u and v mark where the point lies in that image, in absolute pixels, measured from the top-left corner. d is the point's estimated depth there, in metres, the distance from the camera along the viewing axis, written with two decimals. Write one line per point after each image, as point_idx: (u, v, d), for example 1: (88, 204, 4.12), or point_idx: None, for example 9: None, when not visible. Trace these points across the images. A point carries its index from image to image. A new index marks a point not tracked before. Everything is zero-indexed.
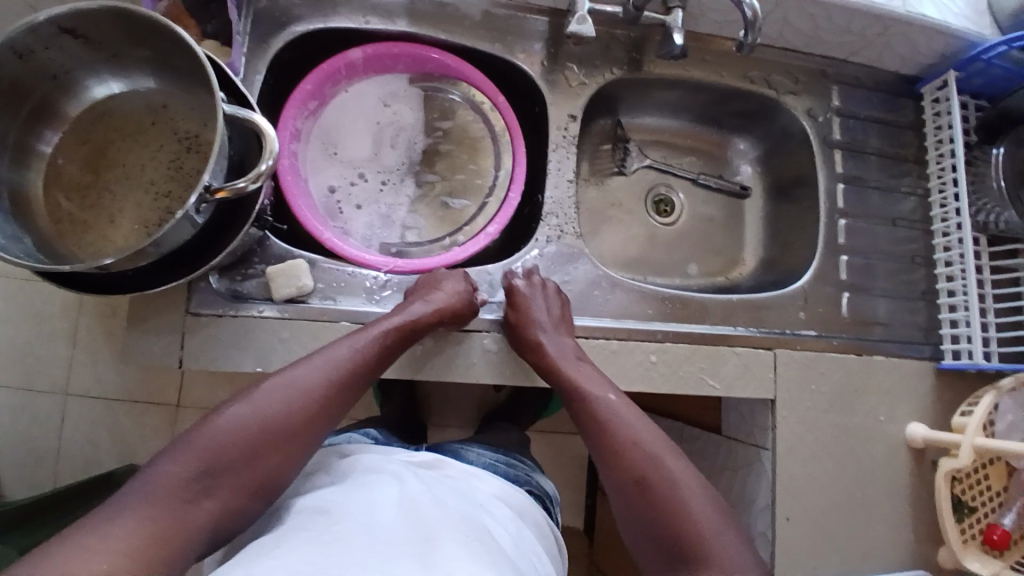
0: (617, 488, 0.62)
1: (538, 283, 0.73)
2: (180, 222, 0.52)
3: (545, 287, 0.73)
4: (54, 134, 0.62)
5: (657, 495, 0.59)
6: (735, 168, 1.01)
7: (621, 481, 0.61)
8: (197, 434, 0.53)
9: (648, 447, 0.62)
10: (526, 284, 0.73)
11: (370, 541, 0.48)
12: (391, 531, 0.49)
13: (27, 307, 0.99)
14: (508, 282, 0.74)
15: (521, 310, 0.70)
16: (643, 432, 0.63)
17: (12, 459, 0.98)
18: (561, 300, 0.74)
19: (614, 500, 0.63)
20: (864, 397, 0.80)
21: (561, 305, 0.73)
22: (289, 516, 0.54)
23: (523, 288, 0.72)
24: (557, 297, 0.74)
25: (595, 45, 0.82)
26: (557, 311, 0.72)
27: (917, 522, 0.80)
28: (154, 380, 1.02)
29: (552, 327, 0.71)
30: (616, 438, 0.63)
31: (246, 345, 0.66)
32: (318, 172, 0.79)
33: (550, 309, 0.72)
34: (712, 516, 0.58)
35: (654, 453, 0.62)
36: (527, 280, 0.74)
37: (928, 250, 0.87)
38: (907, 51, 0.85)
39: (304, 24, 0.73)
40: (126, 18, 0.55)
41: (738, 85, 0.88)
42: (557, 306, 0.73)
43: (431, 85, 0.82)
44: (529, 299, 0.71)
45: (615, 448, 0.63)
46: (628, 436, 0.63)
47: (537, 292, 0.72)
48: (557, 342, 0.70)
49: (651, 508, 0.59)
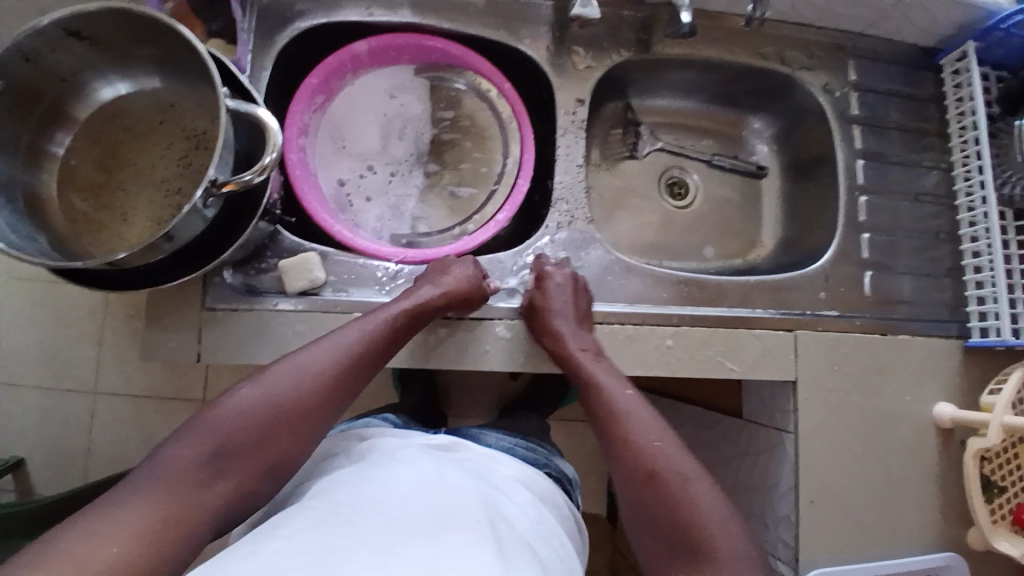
0: (626, 479, 0.61)
1: (570, 276, 0.73)
2: (189, 216, 0.52)
3: (575, 280, 0.73)
4: (66, 136, 0.63)
5: (665, 488, 0.58)
6: (750, 148, 0.99)
7: (630, 467, 0.61)
8: (210, 416, 0.53)
9: (661, 447, 0.61)
10: (557, 271, 0.73)
11: (384, 522, 0.48)
12: (406, 510, 0.50)
13: (54, 310, 1.01)
14: (539, 267, 0.74)
15: (547, 294, 0.71)
16: (658, 432, 0.63)
17: (46, 458, 1.01)
18: (587, 298, 0.74)
19: (620, 489, 0.63)
20: (890, 378, 0.78)
21: (584, 301, 0.73)
22: (308, 497, 0.54)
23: (553, 275, 0.73)
24: (584, 295, 0.73)
25: (601, 27, 0.81)
26: (581, 308, 0.72)
27: (947, 503, 0.78)
28: (179, 377, 1.04)
29: (575, 319, 0.71)
30: (625, 427, 0.63)
31: (262, 338, 0.67)
32: (327, 166, 0.79)
33: (576, 303, 0.71)
34: (718, 518, 0.57)
35: (666, 448, 0.61)
36: (560, 270, 0.74)
37: (953, 226, 0.84)
38: (926, 21, 0.82)
39: (307, 19, 0.73)
40: (130, 18, 0.55)
41: (750, 62, 0.86)
42: (582, 303, 0.72)
43: (437, 75, 0.81)
44: (555, 286, 0.71)
45: (621, 433, 0.63)
46: (643, 433, 0.62)
47: (566, 283, 0.72)
48: (578, 334, 0.70)
49: (661, 501, 0.58)
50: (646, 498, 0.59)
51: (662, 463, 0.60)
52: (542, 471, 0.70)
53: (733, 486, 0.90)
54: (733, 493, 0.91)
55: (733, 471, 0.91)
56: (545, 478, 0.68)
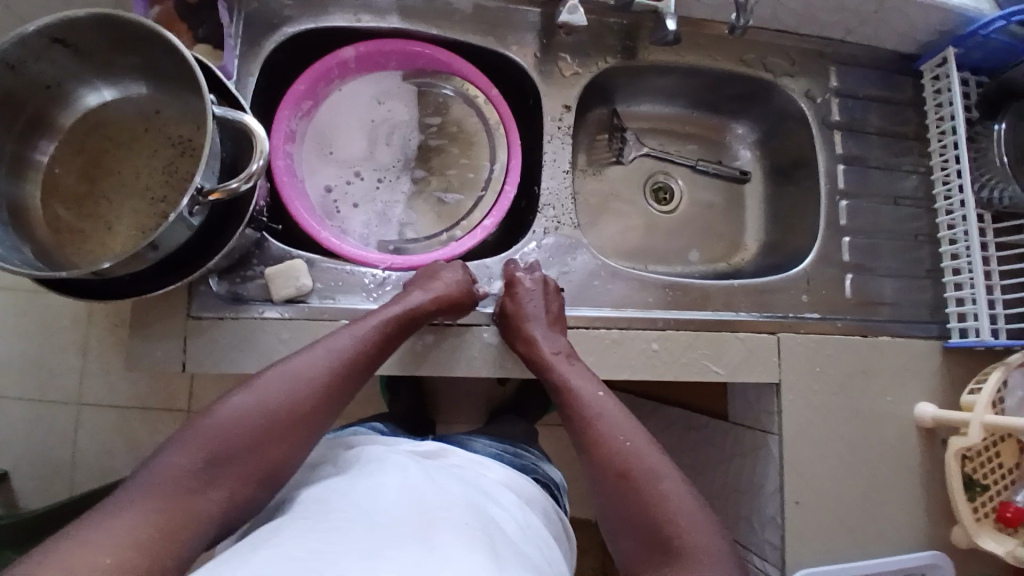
0: (601, 484, 0.62)
1: (540, 279, 0.73)
2: (175, 225, 0.52)
3: (546, 283, 0.73)
4: (50, 144, 0.62)
5: (639, 492, 0.59)
6: (734, 153, 1.01)
7: (604, 473, 0.61)
8: (202, 424, 0.53)
9: (635, 449, 0.61)
10: (528, 276, 0.73)
11: (373, 528, 0.48)
12: (393, 516, 0.50)
13: (37, 319, 1.00)
14: (510, 273, 0.74)
15: (517, 300, 0.71)
16: (631, 434, 0.63)
17: (28, 469, 1.00)
18: (560, 300, 0.74)
19: (595, 494, 0.63)
20: (871, 380, 0.80)
21: (557, 302, 0.73)
22: (297, 505, 0.54)
23: (524, 279, 0.72)
24: (556, 297, 0.73)
25: (586, 34, 0.82)
26: (553, 311, 0.72)
27: (928, 501, 0.80)
28: (164, 385, 1.03)
29: (546, 323, 0.71)
30: (596, 432, 0.63)
31: (248, 347, 0.67)
32: (314, 173, 0.79)
33: (547, 307, 0.71)
34: (695, 519, 0.57)
35: (640, 451, 0.61)
36: (530, 274, 0.74)
37: (932, 229, 0.86)
38: (904, 28, 0.84)
39: (293, 25, 0.73)
40: (115, 27, 0.55)
41: (733, 68, 0.87)
42: (553, 305, 0.72)
43: (424, 81, 0.82)
44: (525, 291, 0.71)
45: (594, 438, 0.63)
46: (615, 437, 0.63)
47: (537, 287, 0.72)
48: (550, 337, 0.70)
49: (636, 504, 0.59)
50: (622, 502, 0.60)
51: (636, 464, 0.60)
52: (530, 476, 0.71)
53: (720, 488, 0.91)
54: (720, 495, 0.92)
55: (719, 473, 0.92)
56: (533, 483, 0.68)
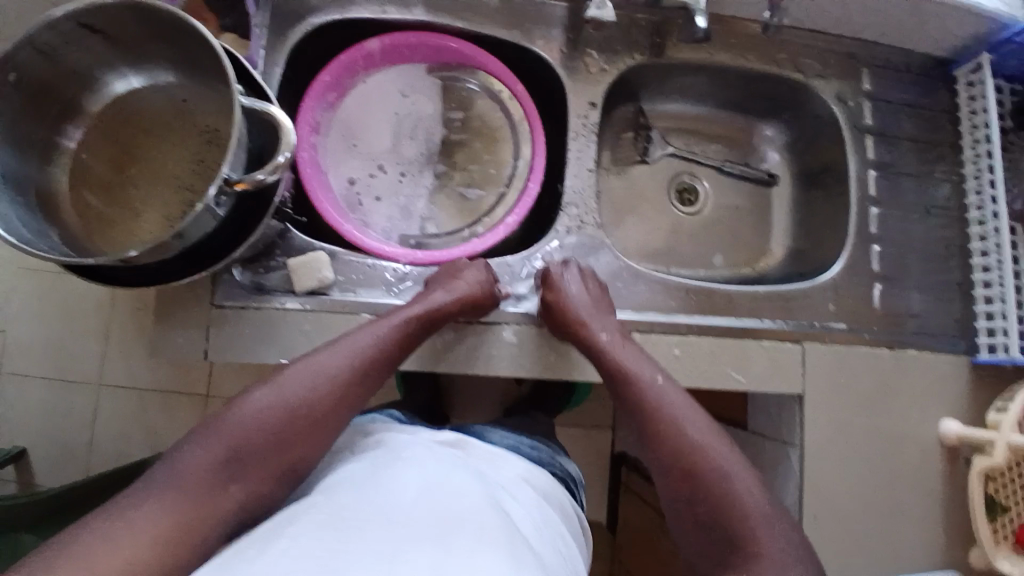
0: (671, 481, 0.61)
1: (576, 269, 0.73)
2: (201, 215, 0.52)
3: (582, 271, 0.73)
4: (77, 129, 0.62)
5: (713, 485, 0.59)
6: (762, 155, 0.99)
7: (672, 470, 0.61)
8: (225, 418, 0.53)
9: (703, 441, 0.61)
10: (563, 268, 0.72)
11: (390, 524, 0.47)
12: (413, 512, 0.49)
13: (60, 301, 1.01)
14: (545, 269, 0.73)
15: (560, 292, 0.69)
16: (696, 421, 0.63)
17: (48, 449, 1.01)
18: (598, 284, 0.73)
19: (665, 492, 0.62)
20: (896, 392, 0.78)
21: (599, 289, 0.73)
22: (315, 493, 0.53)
23: (560, 272, 0.72)
24: (595, 282, 0.73)
25: (614, 30, 0.80)
26: (596, 296, 0.72)
27: (951, 519, 0.78)
28: (183, 372, 1.03)
29: (593, 310, 0.70)
30: (664, 424, 0.63)
31: (270, 338, 0.67)
32: (338, 165, 0.78)
33: (589, 293, 0.71)
34: (768, 509, 0.58)
35: (706, 442, 0.61)
36: (564, 267, 0.73)
37: (964, 238, 0.84)
38: (942, 32, 0.82)
39: (320, 15, 0.72)
40: (143, 14, 0.54)
41: (763, 68, 0.85)
42: (595, 291, 0.72)
43: (449, 75, 0.81)
44: (567, 282, 0.71)
45: (660, 431, 0.63)
46: (681, 428, 0.62)
47: (575, 276, 0.72)
48: (601, 324, 0.69)
49: (710, 497, 0.59)
50: (696, 498, 0.60)
51: (708, 457, 0.61)
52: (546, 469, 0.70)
53: None
54: None
55: None
56: (550, 477, 0.68)
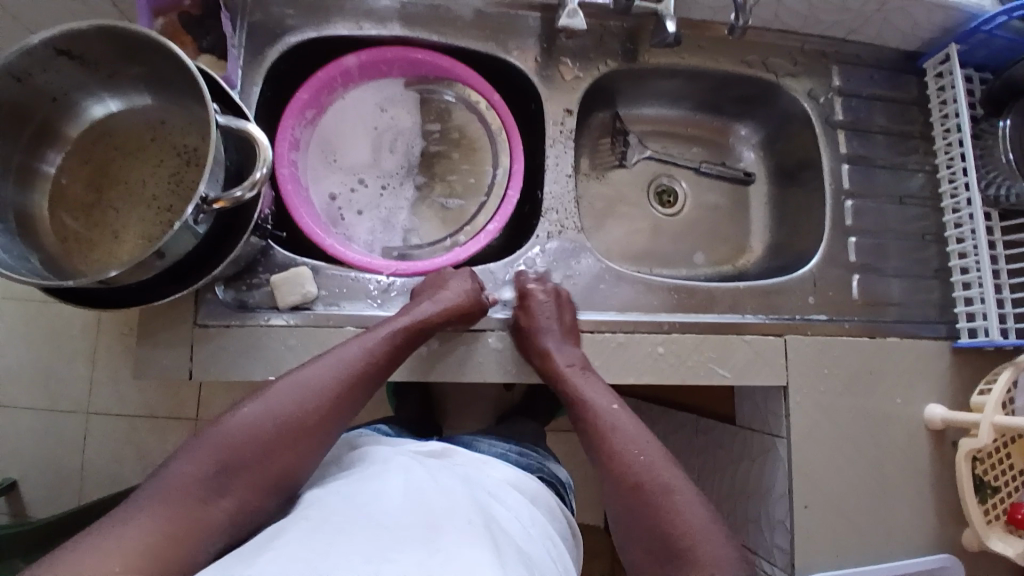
0: (615, 495, 0.62)
1: (553, 290, 0.73)
2: (180, 233, 0.52)
3: (558, 295, 0.73)
4: (57, 155, 0.63)
5: (655, 503, 0.60)
6: (738, 154, 1.00)
7: (617, 485, 0.62)
8: (213, 432, 0.54)
9: (649, 463, 0.62)
10: (540, 288, 0.73)
11: (375, 529, 0.48)
12: (397, 516, 0.49)
13: (47, 329, 1.01)
14: (522, 284, 0.74)
15: (530, 312, 0.71)
16: (644, 445, 0.64)
17: (39, 479, 1.00)
18: (573, 312, 0.74)
19: (610, 507, 0.63)
20: (880, 381, 0.79)
21: (570, 315, 0.73)
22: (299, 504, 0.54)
23: (536, 292, 0.72)
24: (569, 308, 0.74)
25: (587, 38, 0.82)
26: (567, 323, 0.72)
27: (941, 506, 0.79)
28: (173, 394, 1.03)
29: (560, 335, 0.71)
30: (610, 444, 0.65)
31: (255, 353, 0.67)
32: (318, 180, 0.79)
33: (560, 319, 0.72)
34: (707, 527, 0.58)
35: (653, 464, 0.62)
36: (542, 285, 0.74)
37: (939, 228, 0.86)
38: (908, 27, 0.84)
39: (297, 34, 0.74)
40: (119, 37, 0.55)
41: (735, 70, 0.87)
42: (567, 317, 0.73)
43: (426, 88, 0.82)
44: (539, 302, 0.71)
45: (609, 451, 0.64)
46: (630, 448, 0.64)
47: (550, 298, 0.72)
48: (565, 351, 0.71)
49: (650, 514, 0.60)
50: (637, 515, 0.60)
51: (651, 475, 0.61)
52: (535, 475, 0.71)
53: (728, 492, 0.91)
54: (728, 499, 0.91)
55: (727, 477, 0.91)
56: (539, 482, 0.68)
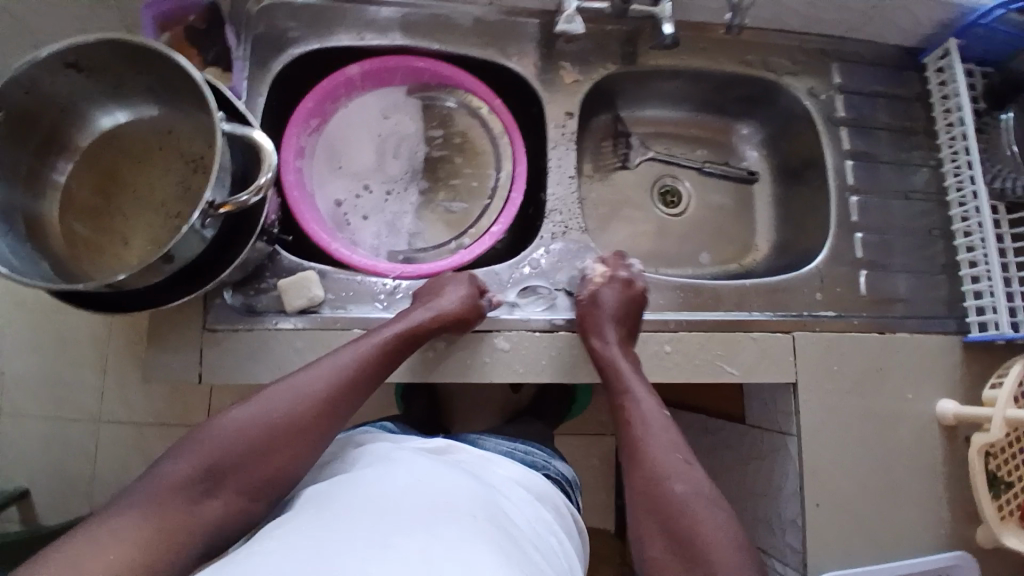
0: (634, 492, 0.63)
1: (624, 286, 0.74)
2: (188, 236, 0.53)
3: (629, 291, 0.74)
4: (67, 164, 0.64)
5: (673, 506, 0.60)
6: (740, 154, 1.00)
7: (637, 482, 0.63)
8: (205, 434, 0.55)
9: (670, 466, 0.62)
10: (608, 282, 0.74)
11: (379, 517, 0.48)
12: (404, 506, 0.50)
13: (59, 340, 1.02)
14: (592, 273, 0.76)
15: (591, 301, 0.73)
16: (668, 448, 0.64)
17: (51, 488, 1.01)
18: (637, 312, 0.74)
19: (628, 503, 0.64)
20: (890, 377, 0.78)
21: (633, 315, 0.73)
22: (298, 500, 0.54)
23: (603, 285, 0.74)
24: (635, 308, 0.73)
25: (587, 43, 0.83)
26: (629, 319, 0.73)
27: (956, 503, 0.78)
28: (182, 402, 1.04)
29: (619, 329, 0.72)
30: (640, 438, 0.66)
31: (262, 357, 0.68)
32: (324, 187, 0.80)
33: (622, 314, 0.72)
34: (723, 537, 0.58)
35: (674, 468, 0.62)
36: (611, 278, 0.75)
37: (946, 222, 0.85)
38: (908, 22, 0.84)
39: (301, 45, 0.75)
40: (126, 48, 0.56)
41: (736, 70, 0.87)
42: (630, 314, 0.73)
43: (429, 95, 0.83)
44: (602, 294, 0.73)
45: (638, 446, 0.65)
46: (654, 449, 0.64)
47: (615, 292, 0.73)
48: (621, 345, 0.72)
49: (666, 515, 0.60)
50: (652, 515, 0.61)
51: (663, 472, 0.62)
52: (541, 474, 0.70)
53: (739, 493, 0.90)
54: (739, 499, 0.90)
55: (738, 477, 0.90)
56: (545, 481, 0.67)
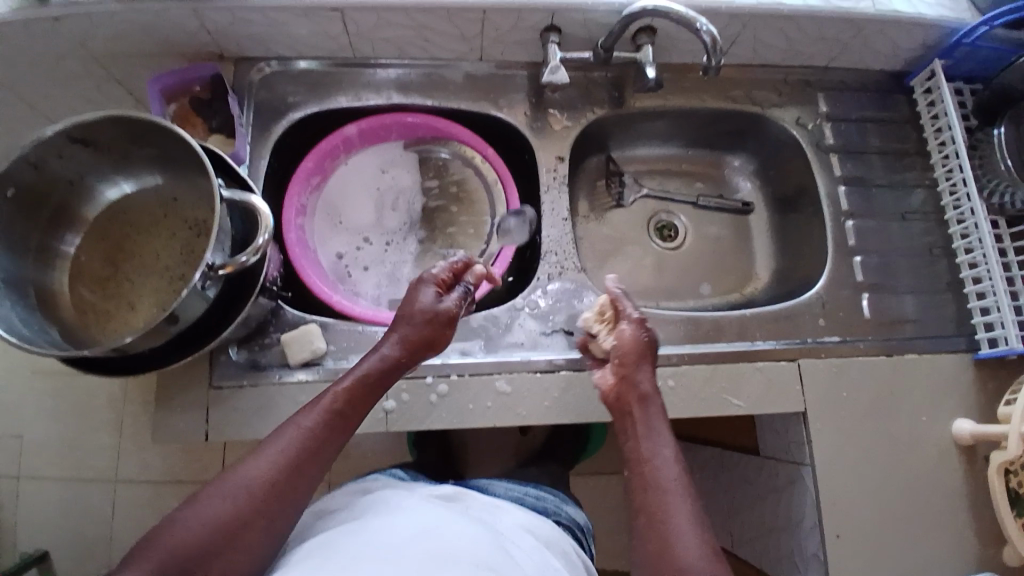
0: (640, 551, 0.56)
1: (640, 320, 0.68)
2: (190, 298, 0.55)
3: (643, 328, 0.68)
4: (75, 236, 0.68)
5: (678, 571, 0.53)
6: (734, 185, 1.02)
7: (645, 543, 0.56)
8: (155, 543, 0.50)
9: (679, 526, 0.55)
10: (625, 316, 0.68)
11: (381, 563, 0.48)
12: (407, 552, 0.50)
13: (79, 402, 1.05)
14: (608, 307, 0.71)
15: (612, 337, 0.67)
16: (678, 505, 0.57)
17: (70, 552, 1.02)
18: (650, 351, 0.67)
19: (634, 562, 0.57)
20: (902, 400, 0.77)
21: (649, 355, 0.67)
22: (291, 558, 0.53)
23: (622, 320, 0.68)
24: (650, 348, 0.67)
25: (574, 90, 0.86)
26: (646, 359, 0.66)
27: (986, 530, 0.74)
28: (197, 459, 1.05)
29: (635, 368, 0.65)
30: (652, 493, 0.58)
31: (268, 412, 0.69)
32: (325, 242, 0.83)
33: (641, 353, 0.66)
34: None
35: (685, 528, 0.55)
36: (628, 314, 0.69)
37: (946, 241, 0.85)
38: (888, 48, 0.86)
39: (300, 109, 0.79)
40: (129, 124, 0.60)
41: (722, 106, 0.90)
42: (648, 354, 0.66)
43: (423, 148, 0.87)
44: (621, 331, 0.67)
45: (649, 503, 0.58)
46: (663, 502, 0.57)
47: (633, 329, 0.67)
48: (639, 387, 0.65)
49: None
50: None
51: (661, 522, 0.56)
52: (551, 519, 0.70)
53: (760, 528, 0.88)
54: (760, 535, 0.87)
55: (757, 512, 0.88)
56: (554, 526, 0.67)
